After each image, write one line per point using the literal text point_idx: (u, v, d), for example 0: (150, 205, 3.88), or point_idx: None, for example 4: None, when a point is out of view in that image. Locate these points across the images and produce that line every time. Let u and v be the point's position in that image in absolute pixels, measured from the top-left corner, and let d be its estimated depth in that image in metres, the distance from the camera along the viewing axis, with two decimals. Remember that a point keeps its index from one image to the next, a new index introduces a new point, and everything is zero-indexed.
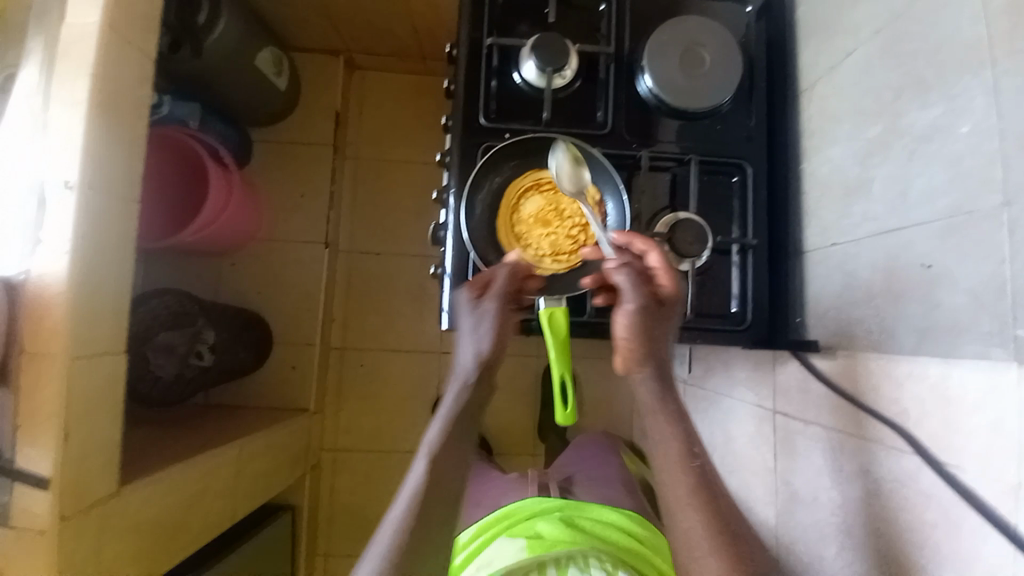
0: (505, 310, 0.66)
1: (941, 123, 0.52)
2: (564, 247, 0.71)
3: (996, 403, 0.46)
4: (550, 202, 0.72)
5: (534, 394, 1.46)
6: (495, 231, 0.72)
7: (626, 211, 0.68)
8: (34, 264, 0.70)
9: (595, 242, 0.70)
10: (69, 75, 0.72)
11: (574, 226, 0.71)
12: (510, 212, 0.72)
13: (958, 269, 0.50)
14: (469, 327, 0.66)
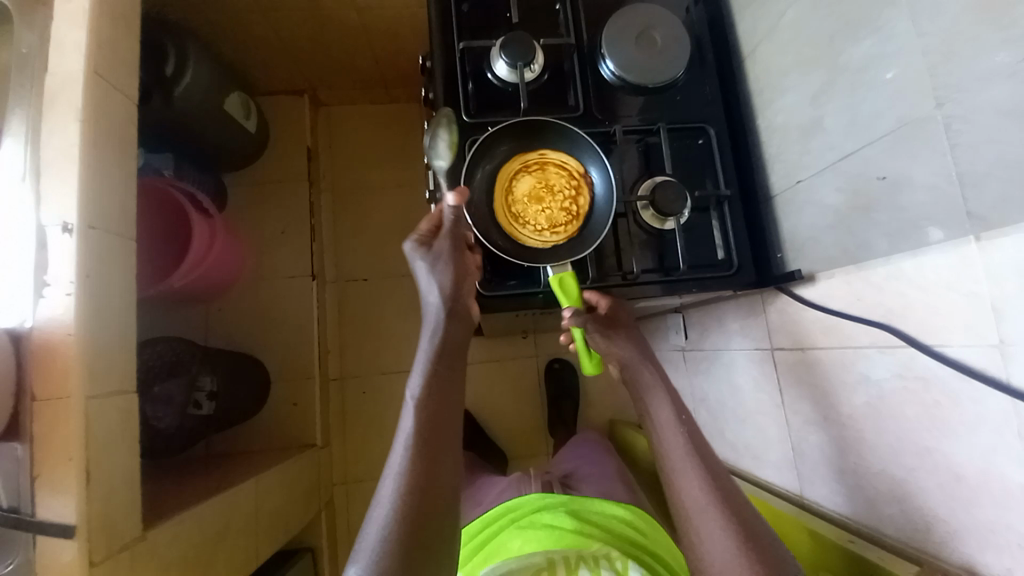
0: (457, 248, 0.71)
1: (872, 52, 0.60)
2: (557, 219, 0.77)
3: (967, 276, 0.52)
4: (540, 179, 0.78)
5: (539, 392, 1.49)
6: (494, 211, 0.77)
7: (610, 173, 0.75)
8: (40, 308, 0.69)
9: (586, 210, 0.77)
10: (61, 124, 0.74)
11: (565, 199, 0.78)
12: (505, 193, 0.77)
13: (910, 171, 0.57)
14: (426, 267, 0.71)
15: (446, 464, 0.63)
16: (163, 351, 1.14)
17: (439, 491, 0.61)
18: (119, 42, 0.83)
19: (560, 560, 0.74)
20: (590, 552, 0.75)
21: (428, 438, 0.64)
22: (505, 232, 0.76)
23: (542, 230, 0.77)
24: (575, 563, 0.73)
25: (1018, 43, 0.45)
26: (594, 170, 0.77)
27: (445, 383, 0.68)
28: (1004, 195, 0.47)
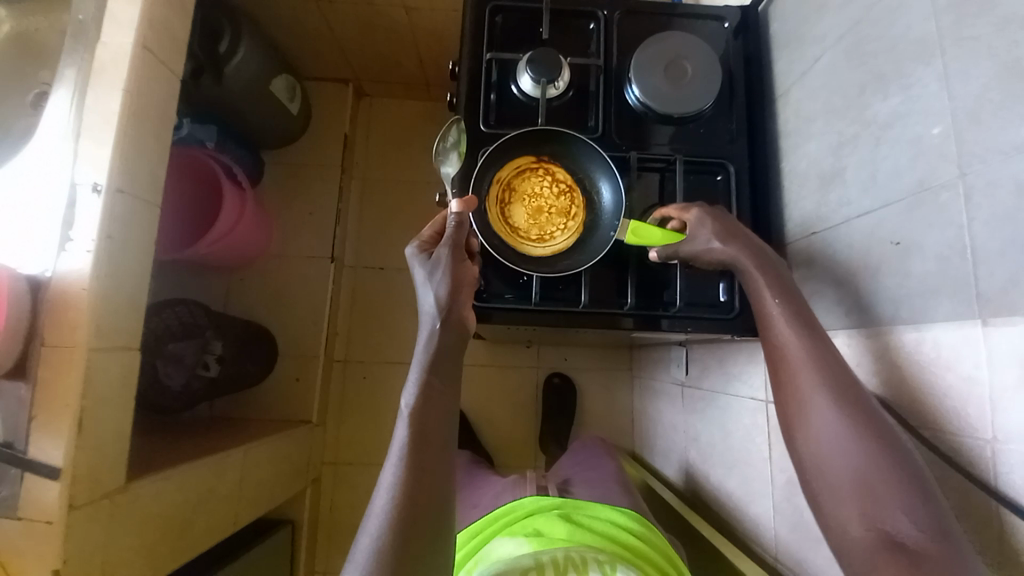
0: (457, 255, 0.69)
1: (901, 110, 0.57)
2: (563, 206, 0.77)
3: (968, 362, 0.48)
4: (522, 197, 0.77)
5: (535, 405, 1.48)
6: (524, 253, 0.75)
7: (592, 147, 0.75)
8: (60, 261, 0.74)
9: (573, 178, 0.77)
10: (105, 92, 0.80)
11: (547, 186, 0.77)
12: (514, 235, 0.76)
13: (923, 239, 0.53)
14: (425, 275, 0.69)
15: (441, 475, 0.59)
16: (181, 313, 1.20)
17: (428, 504, 0.57)
18: (170, 22, 0.88)
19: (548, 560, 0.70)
20: (577, 553, 0.72)
21: (417, 445, 0.60)
22: (546, 254, 0.76)
23: (564, 226, 0.77)
24: (562, 563, 0.70)
25: None
26: (573, 149, 0.76)
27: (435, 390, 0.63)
28: (1016, 280, 0.44)
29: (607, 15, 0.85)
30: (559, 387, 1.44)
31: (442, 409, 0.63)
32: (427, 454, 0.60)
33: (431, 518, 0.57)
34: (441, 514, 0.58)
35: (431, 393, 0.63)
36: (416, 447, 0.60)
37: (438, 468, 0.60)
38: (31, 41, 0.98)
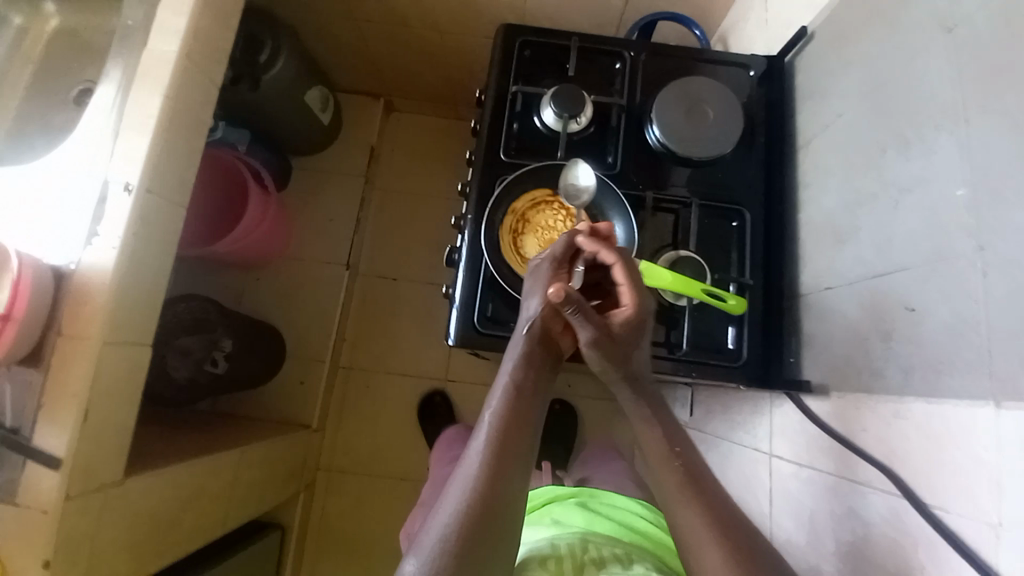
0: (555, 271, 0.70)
1: (922, 175, 0.57)
2: None
3: (976, 442, 0.47)
4: (535, 228, 0.80)
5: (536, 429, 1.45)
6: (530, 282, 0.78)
7: (609, 187, 0.79)
8: (85, 255, 0.77)
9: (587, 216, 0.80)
10: (144, 94, 0.83)
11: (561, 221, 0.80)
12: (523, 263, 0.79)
13: (939, 312, 0.53)
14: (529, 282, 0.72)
15: (511, 495, 0.58)
16: (193, 308, 1.23)
17: (496, 523, 0.56)
18: (213, 32, 0.92)
19: (567, 549, 0.67)
20: (594, 544, 0.69)
21: (497, 460, 0.59)
22: None
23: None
24: (581, 553, 0.67)
25: None
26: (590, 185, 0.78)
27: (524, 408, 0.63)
28: None
29: (633, 56, 0.86)
30: (559, 414, 1.43)
31: (523, 419, 0.63)
32: (501, 470, 0.59)
33: (499, 523, 0.56)
34: (507, 533, 0.56)
35: (517, 412, 0.63)
36: (495, 460, 0.59)
37: (507, 487, 0.58)
38: (83, 42, 1.03)
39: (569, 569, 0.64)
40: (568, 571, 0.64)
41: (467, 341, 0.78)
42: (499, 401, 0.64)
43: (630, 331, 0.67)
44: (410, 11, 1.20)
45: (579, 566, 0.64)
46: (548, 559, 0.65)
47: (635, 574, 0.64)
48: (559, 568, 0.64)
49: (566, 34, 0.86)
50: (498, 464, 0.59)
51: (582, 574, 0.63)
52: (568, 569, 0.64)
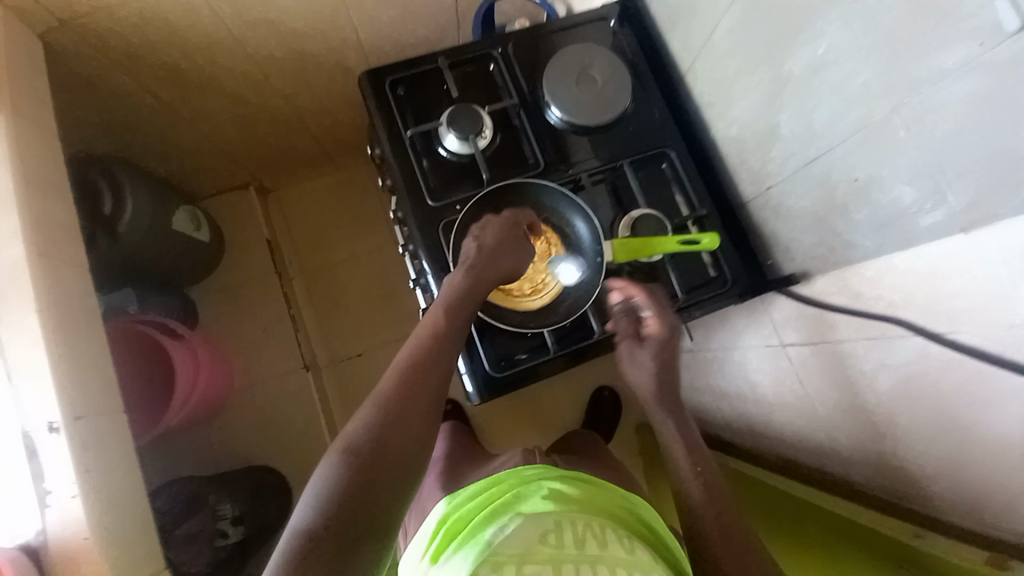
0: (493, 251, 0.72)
1: (814, 62, 0.62)
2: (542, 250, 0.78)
3: (961, 266, 0.53)
4: None
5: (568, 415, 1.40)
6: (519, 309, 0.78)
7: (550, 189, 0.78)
8: (49, 517, 0.66)
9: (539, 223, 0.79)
10: (11, 316, 0.70)
11: None
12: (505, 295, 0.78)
13: (881, 172, 0.59)
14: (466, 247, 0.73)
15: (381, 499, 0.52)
16: (176, 492, 1.14)
17: (381, 480, 0.53)
18: (52, 210, 0.78)
19: (569, 526, 0.55)
20: (596, 522, 0.57)
21: (369, 450, 0.53)
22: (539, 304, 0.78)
23: (552, 269, 0.79)
24: (584, 530, 0.55)
25: (959, 48, 0.47)
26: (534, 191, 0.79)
27: (417, 394, 0.59)
28: (982, 190, 0.49)
29: (501, 51, 0.86)
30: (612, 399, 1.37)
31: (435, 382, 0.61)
32: (375, 465, 0.53)
33: (395, 484, 0.53)
34: (370, 536, 0.50)
35: (402, 398, 0.58)
36: (366, 451, 0.53)
37: (379, 486, 0.52)
38: None
39: (572, 547, 0.52)
40: (571, 549, 0.52)
41: (490, 391, 0.77)
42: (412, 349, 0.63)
43: (658, 347, 0.73)
44: (244, 90, 1.09)
45: (583, 543, 0.53)
46: (549, 536, 0.53)
47: (639, 558, 0.53)
48: (561, 548, 0.52)
49: (430, 57, 0.84)
50: (369, 454, 0.53)
51: (588, 552, 0.52)
52: (571, 548, 0.52)
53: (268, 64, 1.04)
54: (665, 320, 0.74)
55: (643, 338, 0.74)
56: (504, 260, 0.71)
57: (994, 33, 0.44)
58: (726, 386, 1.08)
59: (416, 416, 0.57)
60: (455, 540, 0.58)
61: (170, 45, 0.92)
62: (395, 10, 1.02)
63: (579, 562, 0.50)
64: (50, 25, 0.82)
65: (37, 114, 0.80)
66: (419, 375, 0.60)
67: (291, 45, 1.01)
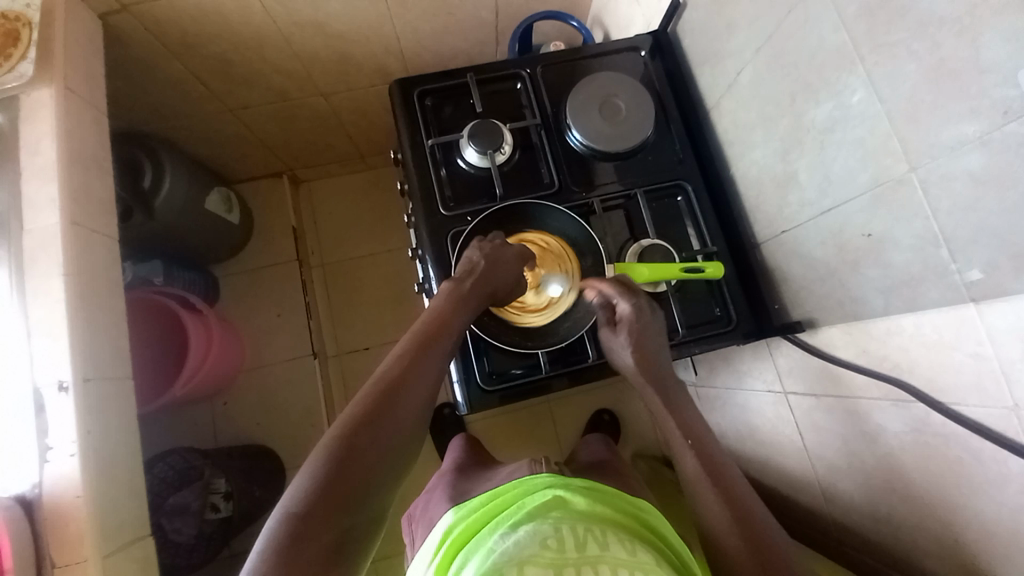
0: (492, 259, 0.73)
1: (835, 115, 0.62)
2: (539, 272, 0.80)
3: (969, 335, 0.51)
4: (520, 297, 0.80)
5: (551, 425, 1.40)
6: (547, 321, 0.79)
7: (562, 211, 0.79)
8: (45, 472, 0.70)
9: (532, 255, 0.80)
10: (43, 279, 0.74)
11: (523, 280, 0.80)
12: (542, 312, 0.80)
13: (893, 231, 0.57)
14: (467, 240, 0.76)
15: (369, 488, 0.56)
16: (173, 462, 1.18)
17: (355, 473, 0.55)
18: (91, 182, 0.83)
19: (570, 531, 0.55)
20: (598, 527, 0.56)
21: (363, 434, 0.57)
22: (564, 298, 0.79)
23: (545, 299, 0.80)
24: (585, 534, 0.54)
25: (982, 115, 0.46)
26: (546, 211, 0.80)
27: (407, 394, 0.62)
28: (994, 264, 0.47)
29: (530, 72, 0.88)
30: (611, 423, 1.36)
31: (424, 383, 0.64)
32: (367, 455, 0.57)
33: (367, 476, 0.56)
34: (359, 522, 0.54)
35: (395, 386, 0.62)
36: (361, 436, 0.57)
37: (369, 477, 0.56)
38: None
39: (573, 551, 0.52)
40: (572, 552, 0.51)
41: (478, 403, 0.77)
42: (398, 352, 0.66)
43: (630, 328, 0.72)
44: (286, 85, 1.14)
45: (583, 546, 0.52)
46: (550, 541, 0.53)
47: (640, 559, 0.52)
48: (562, 552, 0.51)
49: (461, 72, 0.87)
50: (359, 435, 0.57)
51: (588, 553, 0.51)
52: (572, 551, 0.51)
53: (310, 63, 1.08)
54: (631, 304, 0.72)
55: (617, 321, 0.74)
56: (504, 274, 0.73)
57: (1021, 103, 0.43)
58: (726, 427, 1.05)
59: (405, 414, 0.61)
60: (462, 555, 0.58)
61: (219, 38, 0.97)
62: (436, 23, 1.05)
63: (580, 564, 0.50)
64: (112, 8, 0.88)
65: (88, 93, 0.86)
66: (411, 375, 0.64)
67: (334, 48, 1.05)
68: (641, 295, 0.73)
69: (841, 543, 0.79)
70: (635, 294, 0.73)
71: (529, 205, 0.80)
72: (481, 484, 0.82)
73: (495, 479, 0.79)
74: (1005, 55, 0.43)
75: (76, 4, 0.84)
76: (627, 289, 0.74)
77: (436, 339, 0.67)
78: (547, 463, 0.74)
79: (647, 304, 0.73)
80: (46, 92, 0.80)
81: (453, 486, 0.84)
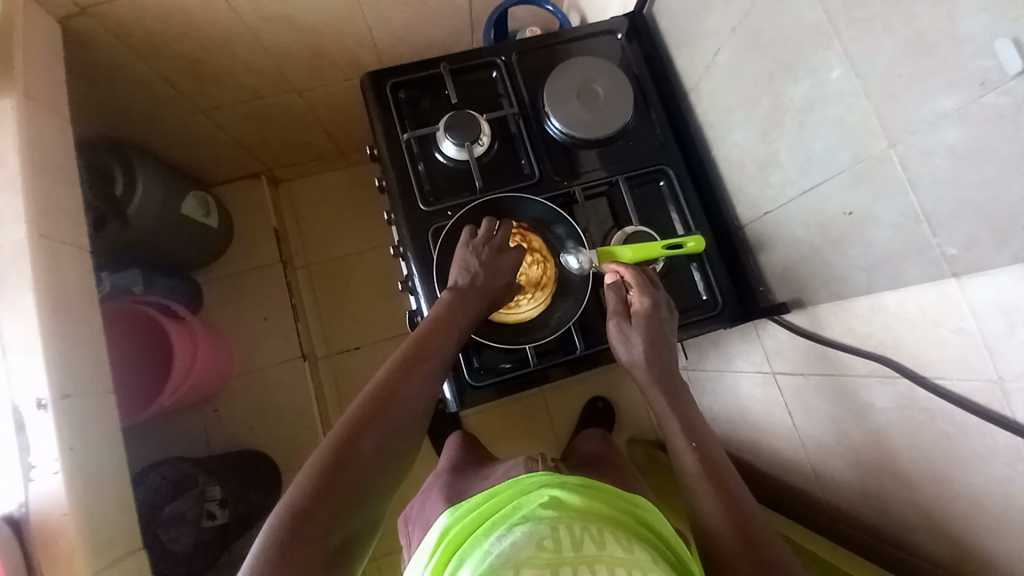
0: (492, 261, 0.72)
1: (814, 92, 0.61)
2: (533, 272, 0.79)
3: (952, 310, 0.51)
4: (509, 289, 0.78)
5: (545, 416, 1.40)
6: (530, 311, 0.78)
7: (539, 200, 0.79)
8: (30, 492, 0.69)
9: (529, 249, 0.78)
10: (14, 294, 0.72)
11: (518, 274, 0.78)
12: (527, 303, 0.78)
13: (874, 208, 0.57)
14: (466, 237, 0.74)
15: (365, 493, 0.55)
16: (166, 472, 1.16)
17: (354, 475, 0.54)
18: (58, 194, 0.80)
19: (567, 531, 0.54)
20: (594, 526, 0.56)
21: (362, 438, 0.57)
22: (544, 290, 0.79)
23: (530, 295, 0.78)
24: (582, 533, 0.54)
25: (959, 87, 0.45)
26: (525, 202, 0.79)
27: (407, 397, 0.61)
28: (974, 238, 0.47)
29: (506, 60, 0.86)
30: (605, 411, 1.36)
31: (420, 383, 0.63)
32: (367, 459, 0.56)
33: (366, 479, 0.55)
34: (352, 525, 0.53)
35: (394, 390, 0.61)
36: (359, 439, 0.56)
37: (367, 481, 0.55)
38: None
39: (570, 550, 0.51)
40: (569, 552, 0.51)
41: (468, 399, 0.77)
42: (397, 355, 0.65)
43: (645, 321, 0.70)
44: (258, 83, 1.11)
45: (580, 545, 0.52)
46: (546, 542, 0.52)
47: (638, 557, 0.52)
48: (559, 552, 0.51)
49: (435, 62, 0.84)
50: (358, 438, 0.56)
51: (585, 553, 0.51)
52: (569, 550, 0.51)
53: (281, 60, 1.05)
54: (651, 299, 0.71)
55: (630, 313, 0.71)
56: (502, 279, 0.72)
57: (998, 74, 0.42)
58: (717, 409, 1.06)
59: (403, 418, 0.60)
60: (458, 557, 0.58)
61: (185, 38, 0.94)
62: (407, 12, 1.02)
63: (577, 563, 0.50)
64: (69, 11, 0.84)
65: (50, 100, 0.83)
66: (409, 378, 0.63)
67: (305, 42, 1.02)
68: (660, 291, 0.72)
69: (833, 518, 0.80)
70: (655, 291, 0.72)
71: (510, 197, 0.79)
72: (478, 483, 0.81)
73: (490, 479, 0.79)
74: (980, 27, 0.42)
75: (33, 8, 0.81)
76: (648, 282, 0.73)
77: (435, 341, 0.66)
78: (543, 460, 0.74)
79: (663, 302, 0.72)
80: (6, 102, 0.77)
81: (450, 485, 0.84)
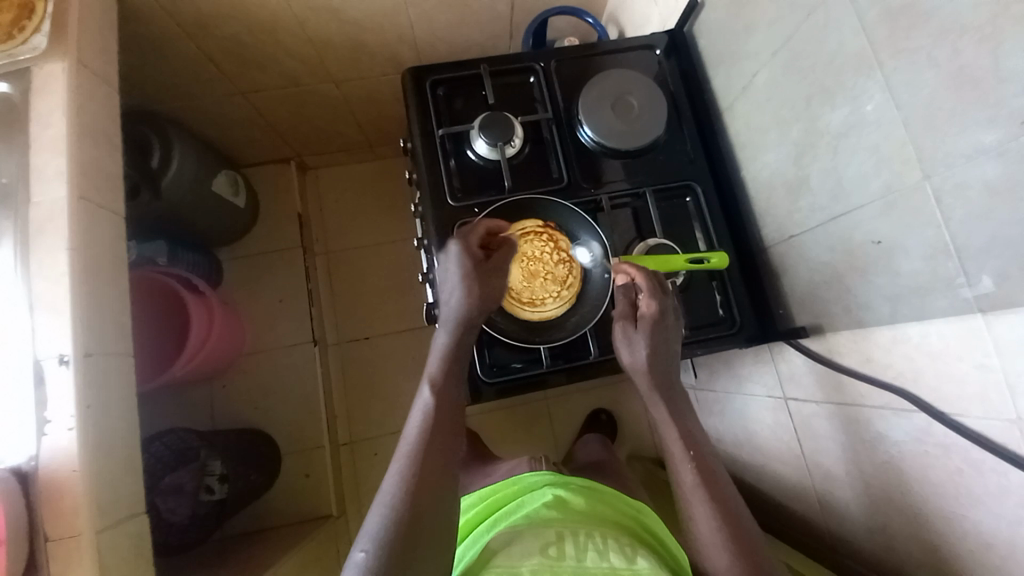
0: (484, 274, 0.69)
1: (851, 120, 0.61)
2: (560, 274, 0.80)
3: (976, 347, 0.51)
4: (531, 287, 0.80)
5: (540, 417, 1.40)
6: (552, 310, 0.80)
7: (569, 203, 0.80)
8: (43, 444, 0.70)
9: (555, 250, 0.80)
10: (48, 250, 0.75)
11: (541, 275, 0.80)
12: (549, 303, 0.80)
13: (904, 240, 0.57)
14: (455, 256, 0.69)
15: (423, 552, 0.54)
16: (169, 442, 1.15)
17: (435, 481, 0.58)
18: (100, 159, 0.83)
19: (570, 538, 0.55)
20: (598, 532, 0.56)
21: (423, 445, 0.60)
22: (567, 290, 0.80)
23: (556, 294, 0.80)
24: (585, 540, 0.54)
25: (999, 125, 0.46)
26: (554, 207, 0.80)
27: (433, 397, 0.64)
28: (1005, 275, 0.47)
29: (544, 66, 0.88)
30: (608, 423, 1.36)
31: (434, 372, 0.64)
32: (422, 495, 0.57)
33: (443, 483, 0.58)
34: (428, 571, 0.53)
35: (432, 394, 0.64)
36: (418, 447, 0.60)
37: (420, 537, 0.54)
38: None
39: (570, 559, 0.51)
40: (569, 560, 0.51)
41: (478, 396, 0.77)
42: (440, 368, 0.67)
43: (649, 328, 0.69)
44: (299, 70, 1.13)
45: (581, 555, 0.52)
46: (550, 549, 0.53)
47: (640, 566, 0.51)
48: (561, 560, 0.51)
49: (475, 63, 0.86)
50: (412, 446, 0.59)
51: (587, 564, 0.51)
52: (570, 559, 0.51)
53: (325, 48, 1.08)
54: (658, 304, 0.70)
55: (637, 317, 0.71)
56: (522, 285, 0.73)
57: None
58: (723, 430, 1.06)
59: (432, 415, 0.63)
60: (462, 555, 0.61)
61: (233, 22, 0.97)
62: (452, 13, 1.04)
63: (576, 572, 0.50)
64: None
65: (101, 68, 0.86)
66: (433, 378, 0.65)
67: (350, 33, 1.05)
68: (668, 297, 0.72)
69: (835, 553, 0.79)
70: (663, 296, 0.72)
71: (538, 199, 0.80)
72: (479, 480, 0.82)
73: (492, 477, 0.79)
74: None
75: None
76: (658, 286, 0.72)
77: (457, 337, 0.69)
78: (546, 461, 0.75)
79: (670, 309, 0.71)
80: (60, 67, 0.79)
81: None
